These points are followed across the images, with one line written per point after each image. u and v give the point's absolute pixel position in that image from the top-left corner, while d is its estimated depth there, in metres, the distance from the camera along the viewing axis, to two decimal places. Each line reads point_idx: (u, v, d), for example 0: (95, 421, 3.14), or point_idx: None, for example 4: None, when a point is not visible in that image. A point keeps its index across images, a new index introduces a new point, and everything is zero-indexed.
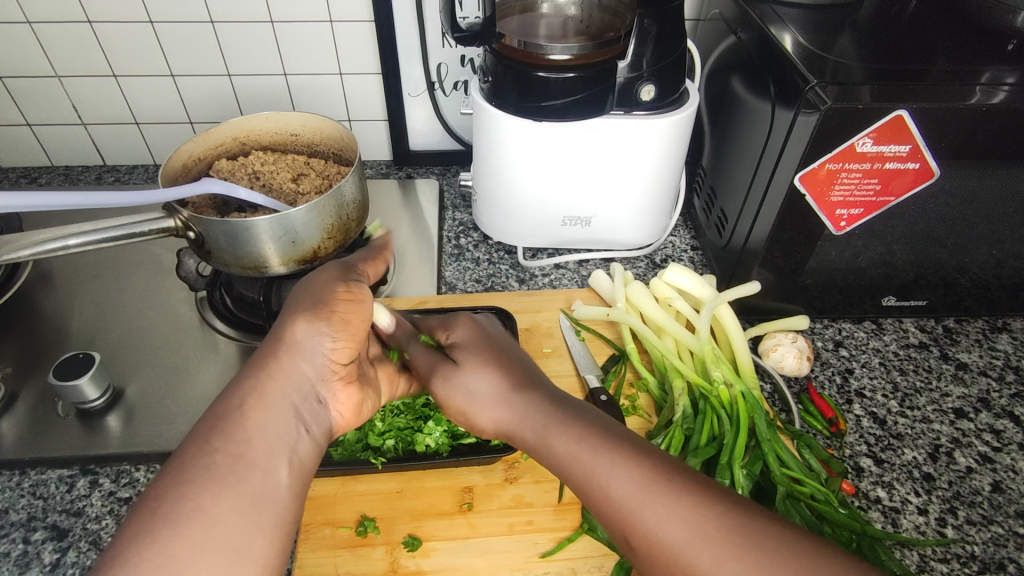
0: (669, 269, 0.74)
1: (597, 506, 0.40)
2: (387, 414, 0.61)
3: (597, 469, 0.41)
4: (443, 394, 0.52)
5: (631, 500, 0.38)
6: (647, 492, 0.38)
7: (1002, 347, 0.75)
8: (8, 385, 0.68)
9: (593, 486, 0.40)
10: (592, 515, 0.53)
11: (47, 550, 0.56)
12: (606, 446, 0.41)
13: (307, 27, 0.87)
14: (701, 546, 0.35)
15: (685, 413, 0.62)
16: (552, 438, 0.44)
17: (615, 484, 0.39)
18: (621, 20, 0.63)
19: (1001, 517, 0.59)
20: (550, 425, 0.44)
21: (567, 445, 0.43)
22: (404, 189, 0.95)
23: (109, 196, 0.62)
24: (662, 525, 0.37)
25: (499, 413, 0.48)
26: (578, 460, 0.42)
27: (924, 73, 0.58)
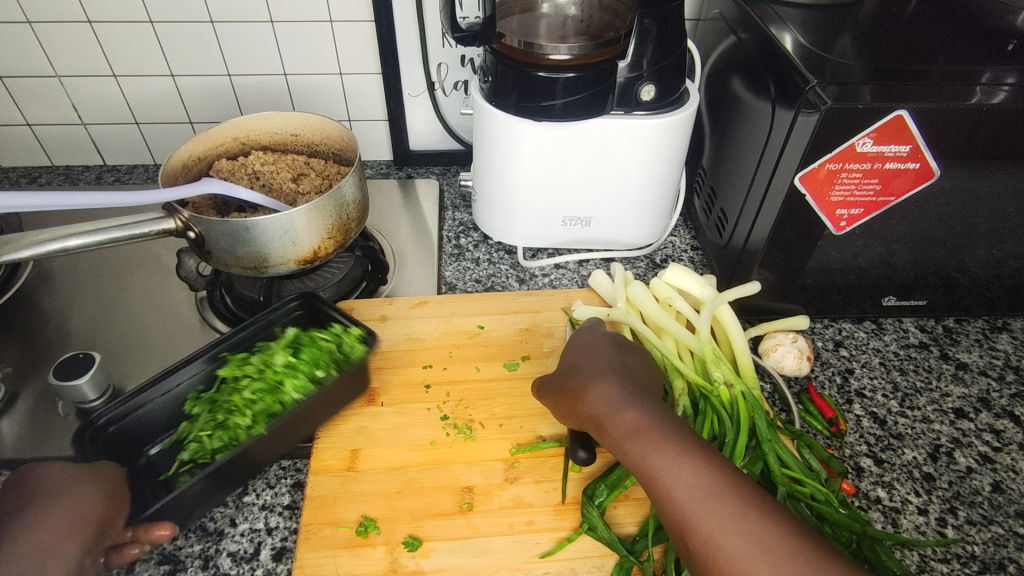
0: (669, 269, 0.74)
1: (660, 505, 0.45)
2: (243, 408, 0.58)
3: (660, 474, 0.45)
4: (566, 398, 0.56)
5: (689, 508, 0.43)
6: (698, 508, 0.42)
7: (1001, 347, 0.75)
8: (8, 385, 0.68)
9: (656, 488, 0.45)
10: (594, 516, 0.53)
11: None
12: (676, 451, 0.46)
13: (307, 27, 0.87)
14: (755, 562, 0.39)
15: (685, 413, 0.63)
16: (632, 438, 0.48)
17: (677, 490, 0.44)
18: (621, 19, 0.64)
19: (1001, 517, 0.59)
20: (631, 425, 0.49)
21: (639, 446, 0.47)
22: (404, 189, 0.95)
23: (112, 197, 0.62)
24: (718, 534, 0.41)
25: (602, 407, 0.51)
26: (650, 464, 0.46)
27: (923, 73, 0.58)
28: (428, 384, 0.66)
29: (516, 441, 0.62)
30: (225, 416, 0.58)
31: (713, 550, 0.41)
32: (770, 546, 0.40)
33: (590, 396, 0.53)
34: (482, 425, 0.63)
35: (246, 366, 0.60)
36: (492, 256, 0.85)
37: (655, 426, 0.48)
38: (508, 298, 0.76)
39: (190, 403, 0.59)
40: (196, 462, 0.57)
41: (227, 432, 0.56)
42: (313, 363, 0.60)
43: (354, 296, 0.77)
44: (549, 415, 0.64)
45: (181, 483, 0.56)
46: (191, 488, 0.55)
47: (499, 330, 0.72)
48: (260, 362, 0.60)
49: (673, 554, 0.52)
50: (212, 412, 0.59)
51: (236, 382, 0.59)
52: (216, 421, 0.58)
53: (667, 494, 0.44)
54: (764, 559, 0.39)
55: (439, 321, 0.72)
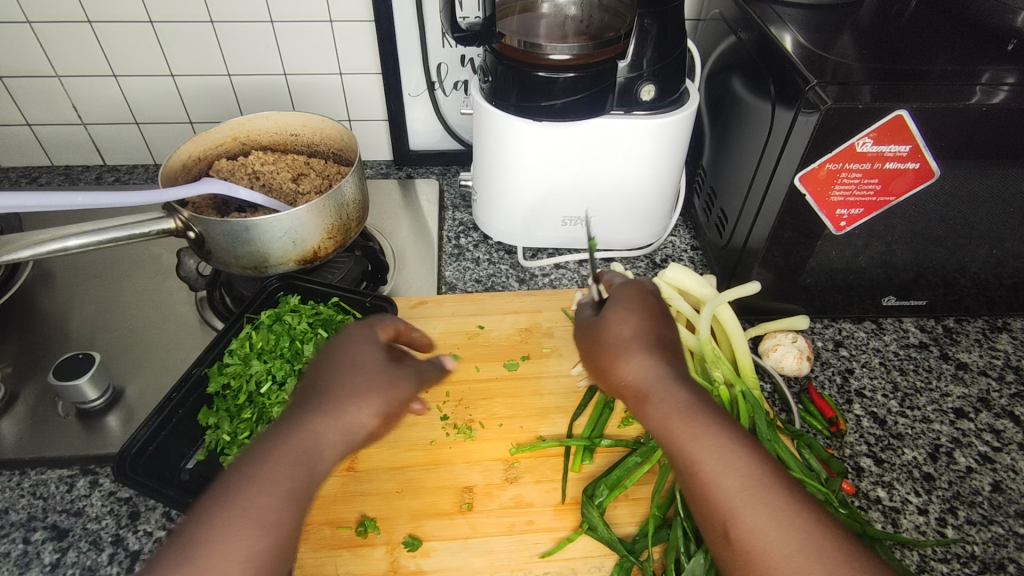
0: (669, 269, 0.74)
1: (700, 492, 0.44)
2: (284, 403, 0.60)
3: (707, 462, 0.44)
4: (610, 361, 0.50)
5: (737, 498, 0.42)
6: (747, 500, 0.42)
7: (1002, 347, 0.75)
8: (8, 385, 0.68)
9: (700, 474, 0.44)
10: (594, 516, 0.53)
11: (47, 550, 0.56)
12: (728, 441, 0.45)
13: (307, 27, 0.87)
14: (806, 561, 0.40)
15: None
16: (678, 419, 0.46)
17: (725, 479, 0.43)
18: (621, 19, 0.64)
19: (1000, 517, 0.59)
20: (677, 407, 0.46)
21: (685, 430, 0.46)
22: (404, 188, 0.95)
23: (111, 197, 0.62)
24: (765, 529, 0.41)
25: (648, 383, 0.48)
26: (697, 450, 0.45)
27: (923, 73, 0.58)
28: None
29: (517, 440, 0.62)
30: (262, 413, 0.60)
31: (761, 544, 0.41)
32: (821, 546, 0.40)
33: (632, 364, 0.49)
34: (482, 425, 0.63)
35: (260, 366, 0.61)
36: (492, 256, 0.85)
37: (701, 411, 0.46)
38: (508, 298, 0.75)
39: (204, 415, 0.59)
40: None
41: (272, 423, 0.59)
42: (331, 340, 0.64)
43: None
44: (549, 415, 0.64)
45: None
46: None
47: (499, 330, 0.72)
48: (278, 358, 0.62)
49: (674, 554, 0.52)
50: (233, 417, 0.59)
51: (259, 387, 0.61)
52: (246, 419, 0.59)
53: (715, 482, 0.43)
54: (814, 560, 0.40)
55: (439, 321, 0.72)
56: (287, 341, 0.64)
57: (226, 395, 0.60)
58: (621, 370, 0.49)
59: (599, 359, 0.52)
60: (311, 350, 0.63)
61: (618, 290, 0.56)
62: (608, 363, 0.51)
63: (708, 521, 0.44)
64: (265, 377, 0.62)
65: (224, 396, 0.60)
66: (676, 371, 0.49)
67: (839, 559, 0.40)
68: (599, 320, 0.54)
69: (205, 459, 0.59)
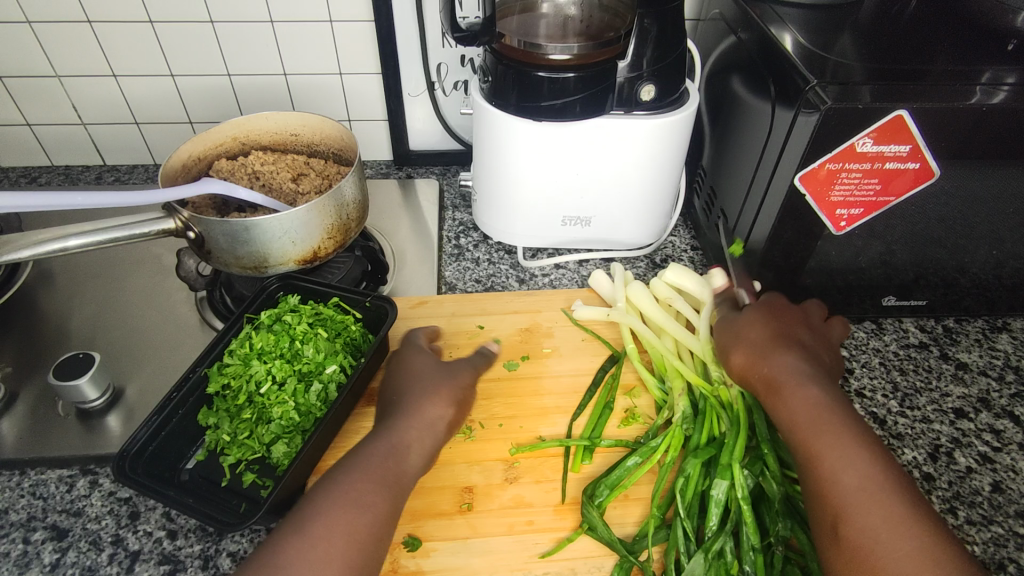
0: (669, 269, 0.74)
1: (816, 485, 0.49)
2: (283, 402, 0.60)
3: (828, 457, 0.49)
4: (746, 357, 0.59)
5: (852, 493, 0.47)
6: (858, 496, 0.47)
7: (1002, 347, 0.75)
8: (8, 385, 0.68)
9: (820, 466, 0.49)
10: (594, 515, 0.53)
11: (47, 550, 0.56)
12: (849, 442, 0.50)
13: (308, 27, 0.87)
14: (909, 557, 0.43)
15: (685, 412, 0.62)
16: (801, 415, 0.52)
17: (843, 475, 0.48)
18: (621, 20, 0.64)
19: (1001, 517, 0.59)
20: (806, 404, 0.53)
21: (812, 424, 0.51)
22: (404, 188, 0.95)
23: (110, 197, 0.62)
24: (876, 527, 0.45)
25: (787, 375, 0.55)
26: (819, 444, 0.50)
27: (923, 73, 0.58)
28: None
29: (517, 440, 0.62)
30: (261, 413, 0.60)
31: (865, 536, 0.45)
32: (922, 549, 0.43)
33: (782, 363, 0.56)
34: (482, 425, 0.63)
35: (259, 367, 0.61)
36: (492, 256, 0.85)
37: (830, 413, 0.52)
38: (508, 298, 0.75)
39: (204, 415, 0.59)
40: (248, 461, 0.58)
41: (270, 424, 0.59)
42: (330, 339, 0.64)
43: None
44: (549, 415, 0.64)
45: (247, 485, 0.57)
46: (258, 481, 0.57)
47: (499, 330, 0.72)
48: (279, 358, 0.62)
49: (674, 554, 0.52)
50: (233, 417, 0.60)
51: (258, 387, 0.60)
52: (245, 420, 0.59)
53: (834, 476, 0.48)
54: (914, 560, 0.43)
55: (439, 321, 0.72)
56: (288, 342, 0.63)
57: (226, 395, 0.60)
58: (763, 364, 0.57)
59: (738, 350, 0.60)
60: (312, 351, 0.62)
61: (772, 302, 0.64)
62: (748, 356, 0.59)
63: (818, 508, 0.48)
64: (266, 378, 0.61)
65: (225, 397, 0.60)
66: (815, 373, 0.55)
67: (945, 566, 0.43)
68: (755, 320, 0.62)
69: (206, 459, 0.60)
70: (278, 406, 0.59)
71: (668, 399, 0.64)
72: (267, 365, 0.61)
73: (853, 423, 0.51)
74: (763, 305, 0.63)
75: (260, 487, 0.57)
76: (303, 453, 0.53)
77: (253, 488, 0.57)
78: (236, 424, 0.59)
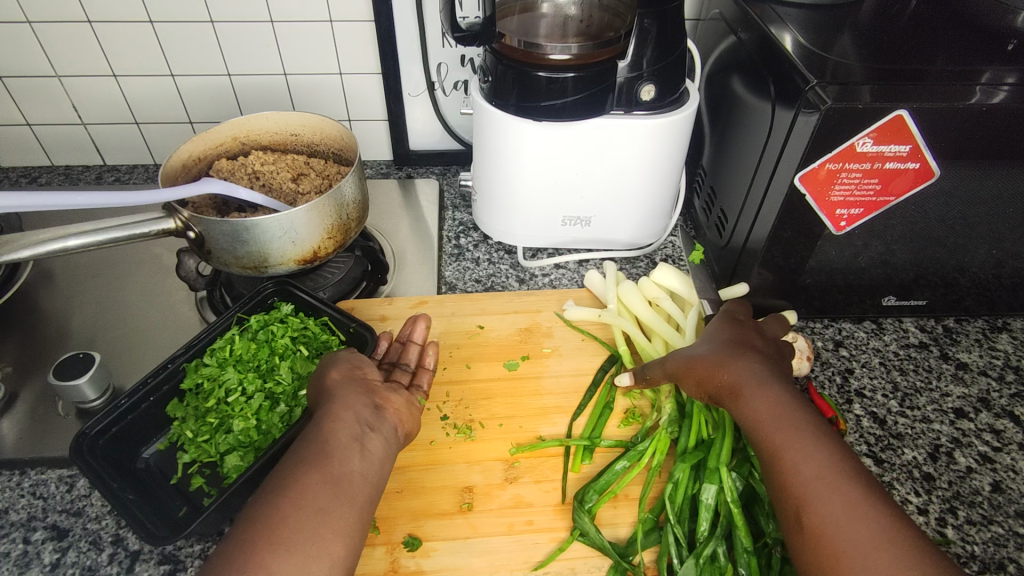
0: (658, 270, 0.74)
1: (779, 483, 0.47)
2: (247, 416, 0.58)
3: (789, 454, 0.47)
4: (699, 362, 0.56)
5: (813, 486, 0.45)
6: (817, 490, 0.45)
7: (1001, 347, 0.75)
8: (8, 385, 0.68)
9: (782, 463, 0.47)
10: (584, 521, 0.53)
11: (47, 550, 0.56)
12: (807, 436, 0.48)
13: (308, 27, 0.87)
14: (873, 547, 0.41)
15: (673, 416, 0.61)
16: (761, 414, 0.50)
17: (804, 468, 0.46)
18: (621, 20, 0.64)
19: (1001, 517, 0.59)
20: (764, 402, 0.50)
21: (767, 420, 0.49)
22: (404, 188, 0.95)
23: (111, 196, 0.62)
24: (838, 519, 0.43)
25: (740, 378, 0.53)
26: (779, 440, 0.48)
27: (923, 73, 0.58)
28: None
29: (516, 440, 0.62)
30: (221, 421, 0.59)
31: (827, 527, 0.43)
32: (886, 536, 0.41)
33: (735, 367, 0.53)
34: (482, 425, 0.63)
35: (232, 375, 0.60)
36: (492, 256, 0.85)
37: (789, 409, 0.50)
38: (508, 298, 0.76)
39: (171, 407, 0.59)
40: (201, 463, 0.58)
41: (227, 434, 0.58)
42: (308, 359, 0.63)
43: (354, 296, 0.77)
44: (549, 415, 0.64)
45: (194, 488, 0.57)
46: (204, 488, 0.57)
47: (499, 330, 0.72)
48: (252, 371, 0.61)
49: (666, 559, 0.53)
50: (198, 417, 0.59)
51: (228, 394, 0.60)
52: (208, 423, 0.58)
53: (794, 470, 0.46)
54: (875, 547, 0.41)
55: (439, 321, 0.72)
56: (264, 354, 0.62)
57: (197, 393, 0.60)
58: (717, 369, 0.54)
59: (692, 356, 0.57)
60: (285, 372, 0.62)
61: (735, 314, 0.61)
62: (701, 361, 0.56)
63: (783, 505, 0.47)
64: (236, 386, 0.60)
65: (195, 394, 0.60)
66: (771, 373, 0.53)
67: (908, 552, 0.40)
68: (714, 329, 0.60)
69: (166, 449, 0.60)
70: (239, 419, 0.58)
71: (656, 401, 0.63)
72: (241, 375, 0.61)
73: (814, 417, 0.49)
74: (725, 318, 0.61)
75: (205, 494, 0.56)
76: (249, 473, 0.52)
77: (199, 493, 0.57)
78: (198, 425, 0.58)
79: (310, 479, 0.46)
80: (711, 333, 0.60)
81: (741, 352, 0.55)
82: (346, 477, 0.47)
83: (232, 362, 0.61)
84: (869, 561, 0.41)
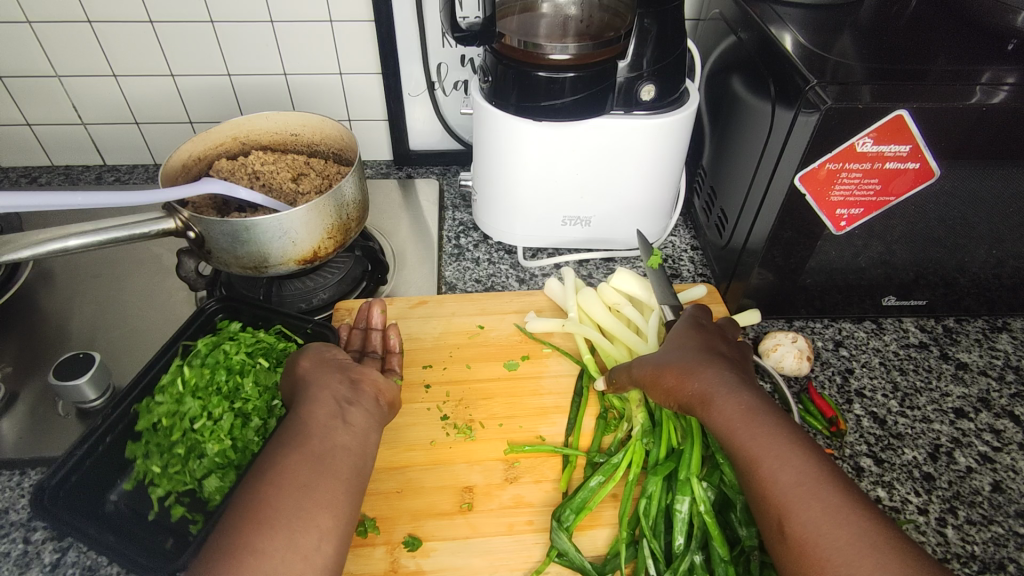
0: (617, 276, 0.75)
1: (757, 490, 0.46)
2: (216, 436, 0.58)
3: (763, 459, 0.46)
4: (665, 372, 0.54)
5: (792, 492, 0.44)
6: (798, 497, 0.44)
7: (1001, 347, 0.75)
8: (8, 385, 0.68)
9: (758, 470, 0.46)
10: (564, 541, 0.52)
11: (47, 550, 0.56)
12: (775, 438, 0.47)
13: (307, 27, 0.87)
14: (856, 552, 0.40)
15: (643, 426, 0.61)
16: (734, 421, 0.49)
17: (780, 473, 0.45)
18: (621, 19, 0.64)
19: (1001, 517, 0.59)
20: (736, 409, 0.49)
21: (739, 425, 0.48)
22: (404, 188, 0.95)
23: (112, 196, 0.62)
24: (819, 526, 0.42)
25: (709, 388, 0.51)
26: (751, 446, 0.47)
27: (923, 73, 0.58)
28: (428, 384, 0.66)
29: (513, 440, 0.62)
30: (190, 447, 0.58)
31: (809, 534, 0.42)
32: (869, 540, 0.41)
33: (704, 375, 0.52)
34: (482, 425, 0.63)
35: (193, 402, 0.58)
36: (492, 256, 0.85)
37: (760, 415, 0.49)
38: (508, 298, 0.76)
39: (131, 448, 0.57)
40: (178, 493, 0.57)
41: (202, 460, 0.57)
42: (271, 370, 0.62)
43: (354, 296, 0.77)
44: (549, 415, 0.64)
45: (176, 519, 0.55)
46: (188, 516, 0.56)
47: (499, 330, 0.72)
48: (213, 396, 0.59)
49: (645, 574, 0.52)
50: (163, 451, 0.57)
51: (193, 421, 0.58)
52: (177, 453, 0.57)
53: (772, 477, 0.45)
54: (857, 552, 0.40)
55: (439, 321, 0.72)
56: (224, 374, 0.60)
57: (156, 428, 0.58)
58: (685, 380, 0.53)
59: (659, 365, 0.56)
60: (251, 386, 0.61)
61: (698, 320, 0.61)
62: (669, 373, 0.54)
63: (761, 513, 0.45)
64: (199, 412, 0.59)
65: (155, 430, 0.58)
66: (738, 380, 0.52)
67: (888, 554, 0.40)
68: (677, 336, 0.59)
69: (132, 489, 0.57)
70: (212, 442, 0.57)
71: (626, 412, 0.63)
72: (201, 402, 0.59)
73: (781, 419, 0.48)
74: (688, 324, 0.60)
75: (189, 521, 0.56)
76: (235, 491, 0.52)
77: (182, 523, 0.55)
78: (165, 458, 0.57)
79: (290, 462, 0.47)
80: (675, 339, 0.59)
81: (707, 360, 0.54)
82: (326, 455, 0.48)
83: (189, 390, 0.59)
84: (853, 569, 0.40)
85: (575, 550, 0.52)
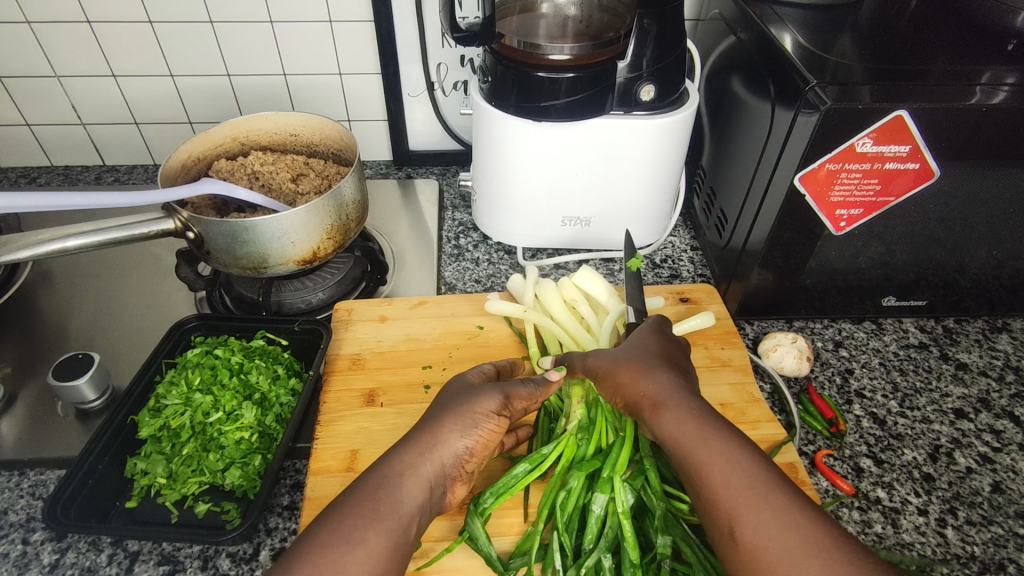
0: (579, 273, 0.75)
1: (707, 495, 0.44)
2: (232, 430, 0.59)
3: (710, 462, 0.45)
4: (620, 374, 0.54)
5: (741, 495, 0.42)
6: (745, 498, 0.42)
7: (1002, 347, 0.75)
8: (7, 385, 0.68)
9: (706, 473, 0.45)
10: (477, 526, 0.51)
11: (46, 551, 0.56)
12: (726, 442, 0.46)
13: (307, 27, 0.87)
14: (804, 555, 0.39)
15: (581, 422, 0.61)
16: (684, 427, 0.47)
17: (731, 476, 0.44)
18: (621, 20, 0.64)
19: (1001, 518, 0.59)
20: (686, 415, 0.48)
21: (690, 430, 0.47)
22: (404, 188, 0.95)
23: (111, 197, 0.62)
24: (768, 528, 0.40)
25: (661, 394, 0.50)
26: (701, 450, 0.46)
27: (923, 73, 0.58)
28: (428, 384, 0.66)
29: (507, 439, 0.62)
30: (203, 447, 0.58)
31: (760, 537, 0.40)
32: (816, 541, 0.39)
33: (656, 378, 0.52)
34: None
35: (203, 400, 0.60)
36: (492, 257, 0.85)
37: (709, 418, 0.47)
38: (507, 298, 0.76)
39: (130, 466, 0.57)
40: (198, 493, 0.57)
41: (223, 451, 0.58)
42: (270, 365, 0.64)
43: (354, 297, 0.77)
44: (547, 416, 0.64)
45: (201, 515, 0.55)
46: (213, 509, 0.56)
47: (499, 330, 0.72)
48: (223, 396, 0.60)
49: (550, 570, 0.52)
50: (181, 451, 0.58)
51: (204, 418, 0.59)
52: (190, 453, 0.58)
53: (720, 480, 0.44)
54: (807, 552, 0.39)
55: (439, 322, 0.72)
56: (226, 374, 0.62)
57: (162, 435, 0.58)
58: (638, 384, 0.52)
59: (614, 367, 0.55)
60: (257, 376, 0.62)
61: (659, 326, 0.60)
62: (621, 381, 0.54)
63: (713, 521, 0.43)
64: (210, 408, 0.60)
65: (159, 438, 0.58)
66: (688, 387, 0.51)
67: (838, 554, 0.38)
68: (634, 340, 0.59)
69: (138, 504, 0.57)
70: (232, 434, 0.58)
71: (565, 407, 0.63)
72: (211, 400, 0.60)
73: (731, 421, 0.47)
74: (648, 329, 0.60)
75: (217, 514, 0.56)
76: (269, 475, 0.53)
77: (209, 516, 0.56)
78: (171, 464, 0.57)
79: (365, 494, 0.44)
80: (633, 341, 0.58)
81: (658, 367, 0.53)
82: (405, 494, 0.45)
83: (197, 389, 0.61)
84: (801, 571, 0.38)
85: (487, 538, 0.51)
